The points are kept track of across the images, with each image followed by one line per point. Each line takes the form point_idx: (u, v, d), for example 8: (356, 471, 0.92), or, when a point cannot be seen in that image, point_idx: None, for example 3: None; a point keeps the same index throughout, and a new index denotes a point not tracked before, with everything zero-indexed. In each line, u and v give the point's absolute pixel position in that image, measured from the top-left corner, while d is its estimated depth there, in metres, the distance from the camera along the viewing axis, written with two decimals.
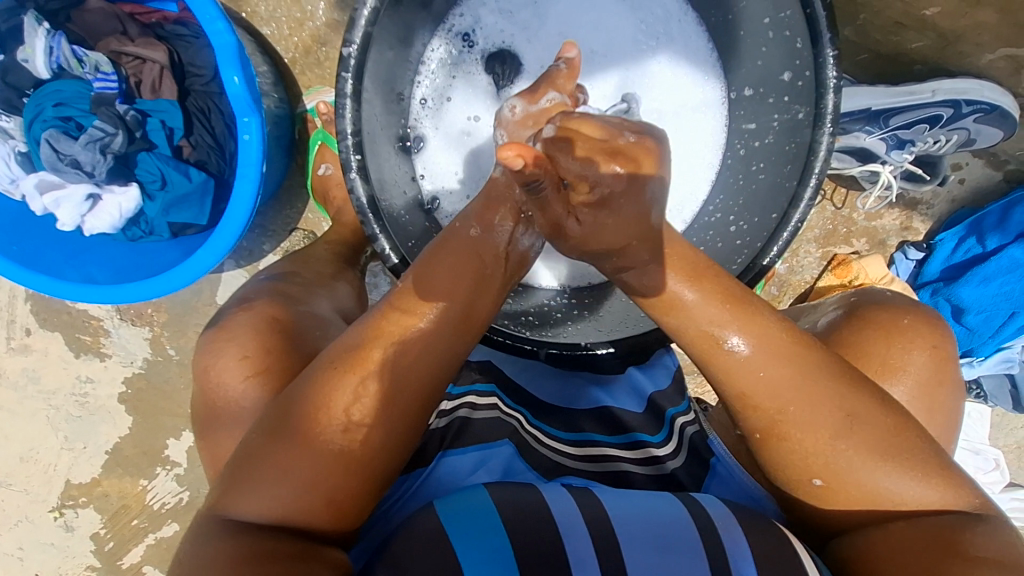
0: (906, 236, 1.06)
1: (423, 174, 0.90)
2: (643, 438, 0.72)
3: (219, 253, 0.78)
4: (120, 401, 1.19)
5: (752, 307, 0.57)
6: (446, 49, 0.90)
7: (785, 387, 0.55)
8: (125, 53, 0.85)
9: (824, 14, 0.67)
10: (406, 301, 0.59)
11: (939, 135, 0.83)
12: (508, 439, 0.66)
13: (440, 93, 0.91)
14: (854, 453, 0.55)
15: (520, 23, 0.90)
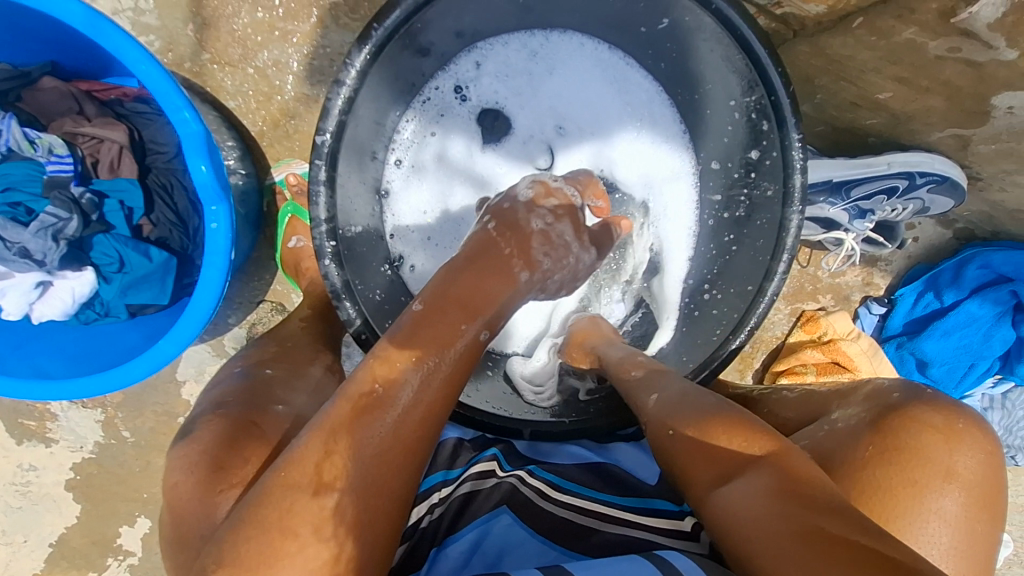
0: (868, 291, 1.10)
1: (393, 235, 0.87)
2: (666, 508, 0.68)
3: (183, 342, 0.74)
4: (68, 488, 1.10)
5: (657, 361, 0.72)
6: (428, 112, 0.88)
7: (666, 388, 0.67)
8: (81, 133, 0.80)
9: (789, 102, 0.70)
10: (380, 370, 0.55)
11: (897, 204, 0.88)
12: (507, 508, 0.67)
13: (419, 155, 0.89)
14: (701, 424, 0.59)
15: (510, 91, 0.90)
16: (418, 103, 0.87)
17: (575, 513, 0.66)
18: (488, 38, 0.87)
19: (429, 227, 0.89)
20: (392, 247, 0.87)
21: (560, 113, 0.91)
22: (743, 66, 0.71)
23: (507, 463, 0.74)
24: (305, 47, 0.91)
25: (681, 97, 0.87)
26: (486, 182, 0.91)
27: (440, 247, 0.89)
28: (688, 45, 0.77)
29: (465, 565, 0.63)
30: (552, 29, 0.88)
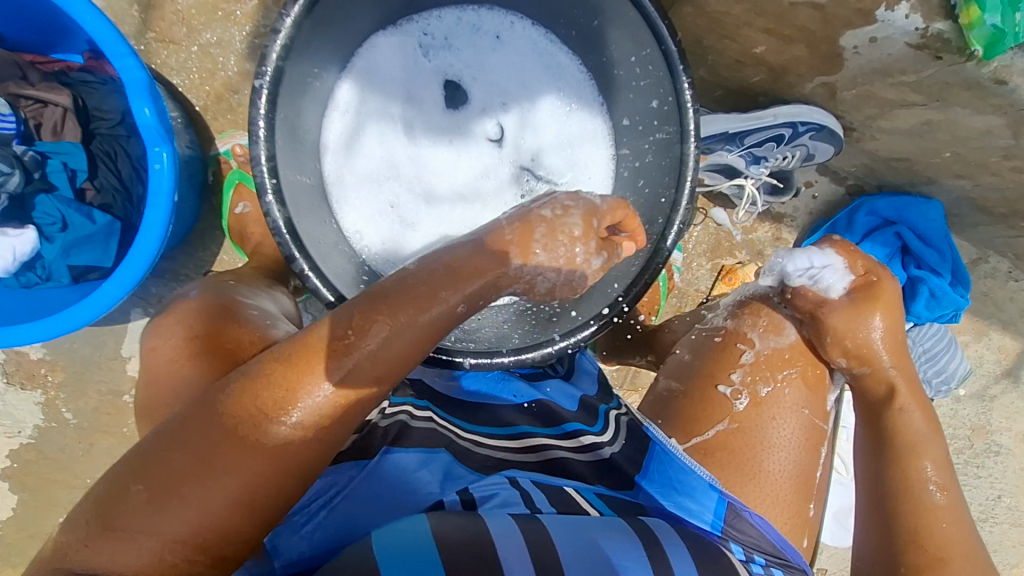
0: (778, 246, 1.22)
1: (334, 192, 0.94)
2: (580, 428, 0.76)
3: (128, 282, 0.76)
4: (4, 477, 1.07)
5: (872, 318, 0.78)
6: (376, 78, 0.97)
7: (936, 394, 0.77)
8: (25, 96, 0.83)
9: (676, 50, 0.80)
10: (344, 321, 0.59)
11: (786, 151, 0.98)
12: (446, 447, 0.69)
13: (358, 118, 0.96)
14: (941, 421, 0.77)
15: (442, 61, 0.99)
16: (360, 67, 0.95)
17: (513, 455, 0.71)
18: (422, 9, 0.97)
19: (368, 188, 0.97)
20: (333, 203, 0.93)
21: (501, 82, 1.00)
22: (636, 21, 0.82)
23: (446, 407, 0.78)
24: (246, 26, 0.98)
25: (592, 62, 0.97)
26: (426, 144, 0.99)
27: (379, 206, 0.97)
28: (591, 10, 0.88)
29: (415, 472, 0.65)
30: (487, 6, 0.98)
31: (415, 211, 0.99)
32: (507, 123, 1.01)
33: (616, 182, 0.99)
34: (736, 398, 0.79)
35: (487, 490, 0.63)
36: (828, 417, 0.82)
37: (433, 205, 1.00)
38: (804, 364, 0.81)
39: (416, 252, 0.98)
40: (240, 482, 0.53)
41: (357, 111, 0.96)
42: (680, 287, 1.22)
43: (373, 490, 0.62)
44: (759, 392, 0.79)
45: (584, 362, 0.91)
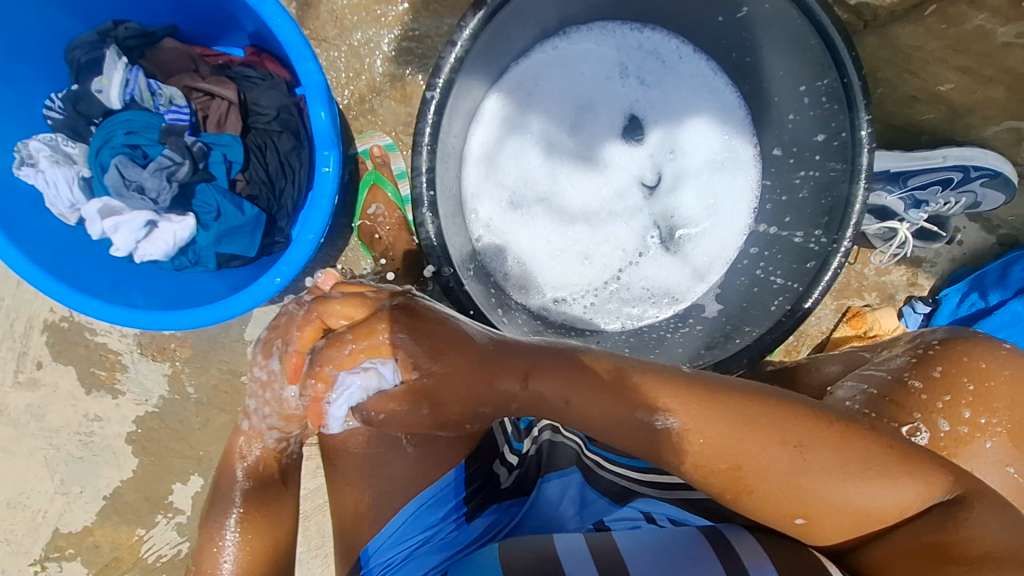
0: (912, 291, 1.15)
1: (467, 194, 0.94)
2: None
3: (291, 269, 0.77)
4: (128, 441, 1.13)
5: (760, 408, 0.58)
6: (526, 85, 0.96)
7: (725, 443, 0.57)
8: (197, 89, 0.87)
9: (859, 84, 0.75)
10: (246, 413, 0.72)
11: (950, 197, 0.92)
12: (576, 466, 0.72)
13: (502, 126, 0.95)
14: (820, 466, 0.56)
15: (598, 76, 0.97)
16: (513, 74, 0.94)
17: (643, 487, 0.69)
18: (589, 22, 0.96)
19: (501, 195, 0.96)
20: (467, 206, 0.93)
21: (653, 100, 0.98)
22: (818, 52, 0.76)
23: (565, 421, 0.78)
24: (396, 30, 1.00)
25: (748, 87, 0.93)
26: (565, 155, 0.97)
27: (507, 212, 0.96)
28: (760, 37, 0.84)
29: (562, 504, 0.69)
30: (651, 25, 0.96)
31: (542, 221, 0.97)
32: (653, 144, 0.98)
33: (759, 216, 0.95)
34: (915, 434, 0.68)
35: (626, 523, 0.66)
36: None
37: (561, 217, 0.98)
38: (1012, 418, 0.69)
39: (536, 263, 0.97)
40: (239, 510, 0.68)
41: (504, 115, 0.95)
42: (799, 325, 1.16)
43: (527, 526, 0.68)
44: (941, 430, 0.69)
45: None
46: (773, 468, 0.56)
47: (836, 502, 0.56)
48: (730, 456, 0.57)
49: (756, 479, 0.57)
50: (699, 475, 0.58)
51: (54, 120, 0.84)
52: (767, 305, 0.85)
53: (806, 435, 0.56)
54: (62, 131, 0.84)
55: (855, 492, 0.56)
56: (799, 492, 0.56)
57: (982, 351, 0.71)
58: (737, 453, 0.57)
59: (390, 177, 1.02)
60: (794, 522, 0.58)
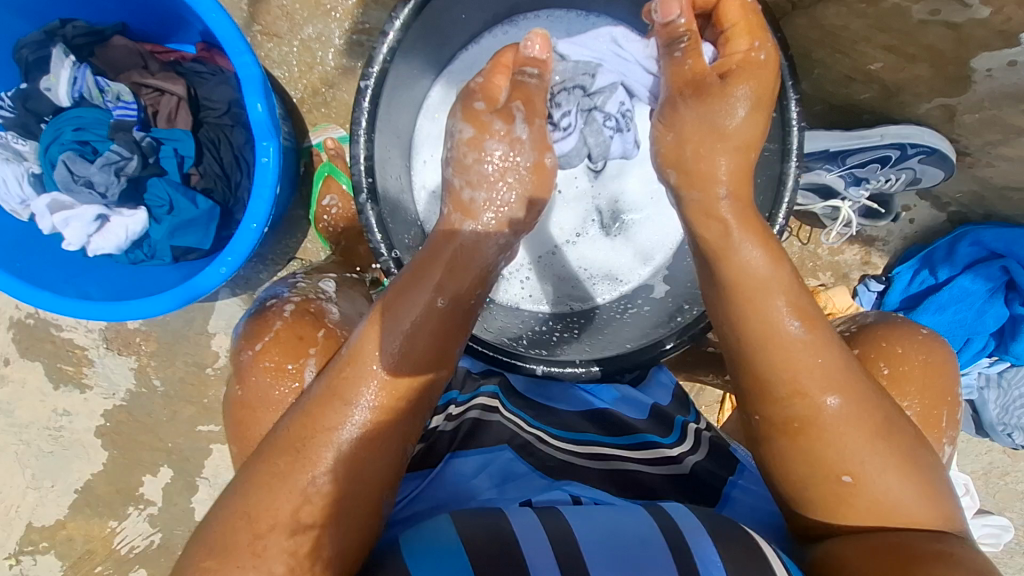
0: (866, 270, 1.16)
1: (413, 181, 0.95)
2: (653, 439, 0.78)
3: (236, 258, 0.79)
4: (97, 434, 1.15)
5: (860, 385, 0.66)
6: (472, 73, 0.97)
7: (837, 372, 0.65)
8: (146, 85, 0.89)
9: (787, 65, 0.77)
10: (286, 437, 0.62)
11: (890, 174, 0.94)
12: (508, 445, 0.74)
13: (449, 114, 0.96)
14: (877, 459, 0.64)
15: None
16: (457, 62, 0.96)
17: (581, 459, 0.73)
18: (535, 10, 0.97)
19: None
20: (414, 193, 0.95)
21: None
22: None
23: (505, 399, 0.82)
24: (347, 22, 1.01)
25: None
26: None
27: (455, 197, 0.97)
28: None
29: (476, 475, 0.71)
30: (595, 13, 0.97)
31: None
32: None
33: None
34: None
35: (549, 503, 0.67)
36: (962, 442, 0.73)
37: None
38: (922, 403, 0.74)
39: None
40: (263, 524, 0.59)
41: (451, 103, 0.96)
42: None
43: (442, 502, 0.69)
44: None
45: (660, 374, 0.91)
46: (853, 428, 0.64)
47: (886, 481, 0.64)
48: (819, 373, 0.65)
49: (849, 418, 0.64)
50: (786, 390, 0.65)
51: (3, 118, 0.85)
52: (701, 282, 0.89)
53: (888, 412, 0.65)
54: (13, 129, 0.86)
55: (881, 474, 0.64)
56: (851, 460, 0.64)
57: (898, 335, 0.75)
58: (838, 396, 0.65)
59: (345, 169, 1.05)
60: (838, 481, 0.65)
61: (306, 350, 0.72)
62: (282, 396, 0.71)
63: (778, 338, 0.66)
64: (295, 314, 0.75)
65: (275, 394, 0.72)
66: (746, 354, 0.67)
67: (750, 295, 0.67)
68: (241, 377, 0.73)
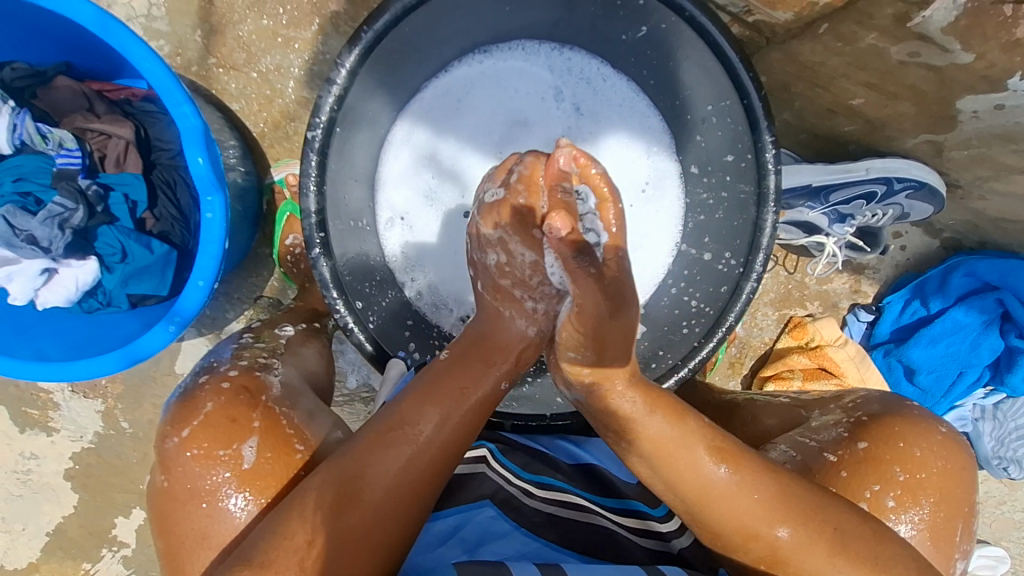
0: (855, 299, 1.12)
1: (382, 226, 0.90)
2: (642, 509, 0.72)
3: (185, 315, 0.76)
4: (66, 477, 1.13)
5: (791, 486, 0.60)
6: (439, 110, 0.90)
7: (773, 506, 0.58)
8: (91, 130, 0.85)
9: (761, 105, 0.73)
10: (353, 457, 0.61)
11: (877, 210, 0.89)
12: (491, 500, 0.69)
13: (415, 155, 0.90)
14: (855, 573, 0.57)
15: (527, 94, 0.90)
16: (428, 94, 0.89)
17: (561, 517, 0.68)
18: (509, 42, 0.89)
19: (419, 223, 0.91)
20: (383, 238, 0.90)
21: (577, 122, 0.90)
22: (716, 71, 0.74)
23: (500, 454, 0.76)
24: (306, 54, 0.97)
25: (663, 105, 0.88)
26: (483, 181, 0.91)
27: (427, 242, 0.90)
28: (667, 55, 0.80)
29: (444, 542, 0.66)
30: (569, 46, 0.89)
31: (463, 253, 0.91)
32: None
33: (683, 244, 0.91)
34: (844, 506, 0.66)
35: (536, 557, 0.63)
36: (959, 510, 0.68)
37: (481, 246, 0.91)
38: (932, 507, 0.66)
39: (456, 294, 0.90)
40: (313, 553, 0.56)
41: (420, 144, 0.90)
42: (741, 337, 1.14)
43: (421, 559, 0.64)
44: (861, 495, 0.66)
45: None
46: (813, 547, 0.58)
47: None
48: (757, 490, 0.59)
49: (794, 547, 0.58)
50: (739, 538, 0.60)
51: None
52: (677, 324, 0.86)
53: (839, 518, 0.58)
54: None
55: None
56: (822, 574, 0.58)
57: (919, 438, 0.68)
58: (787, 527, 0.58)
59: None
60: None
61: (240, 432, 0.67)
62: (215, 485, 0.65)
63: (710, 494, 0.59)
64: (227, 391, 0.71)
65: (205, 483, 0.66)
66: (676, 483, 0.61)
67: (676, 461, 0.60)
68: (167, 469, 0.68)
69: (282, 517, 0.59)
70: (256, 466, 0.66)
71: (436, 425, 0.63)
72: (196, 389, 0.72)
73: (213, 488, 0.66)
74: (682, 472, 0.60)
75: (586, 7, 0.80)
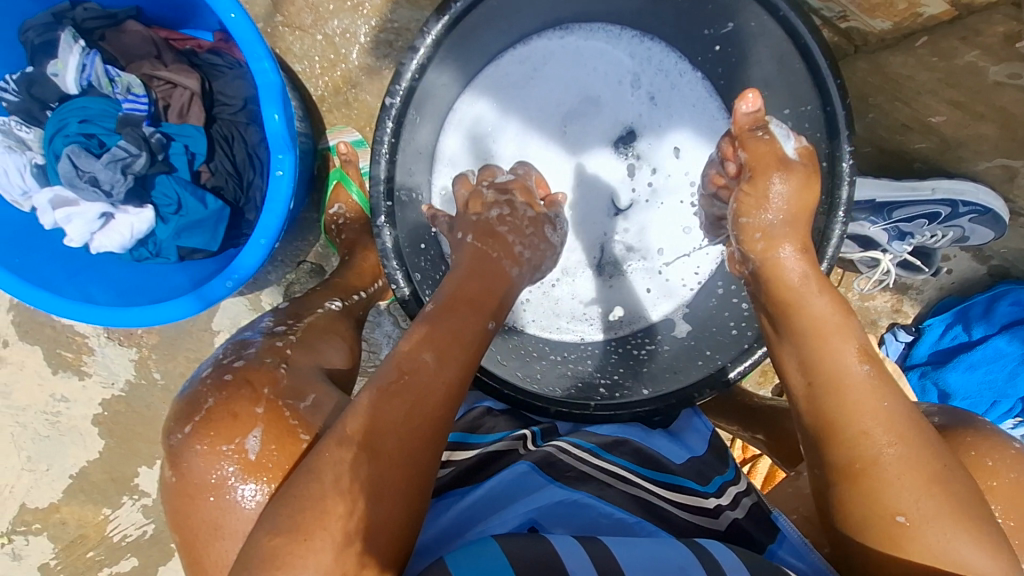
0: (895, 318, 1.11)
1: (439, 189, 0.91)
2: (691, 486, 0.72)
3: (243, 273, 0.76)
4: (94, 423, 1.13)
5: (920, 427, 0.59)
6: (514, 84, 0.91)
7: (899, 421, 0.58)
8: (157, 77, 0.84)
9: (844, 114, 0.71)
10: (360, 413, 0.57)
11: (937, 231, 0.88)
12: (525, 460, 0.69)
13: (482, 127, 0.91)
14: (942, 505, 0.55)
15: (607, 76, 0.91)
16: (505, 61, 0.90)
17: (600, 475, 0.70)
18: (590, 23, 0.89)
19: None
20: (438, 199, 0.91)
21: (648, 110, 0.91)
22: (802, 77, 0.72)
23: (542, 437, 0.77)
24: (374, 20, 0.95)
25: (733, 104, 0.88)
26: (545, 156, 0.92)
27: None
28: (748, 55, 0.79)
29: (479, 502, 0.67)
30: (649, 35, 0.89)
31: None
32: (639, 159, 0.92)
33: None
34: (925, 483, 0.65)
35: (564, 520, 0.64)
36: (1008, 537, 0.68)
37: None
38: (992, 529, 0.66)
39: None
40: (342, 508, 0.53)
41: (488, 115, 0.91)
42: None
43: (474, 511, 0.66)
44: None
45: (697, 420, 0.84)
46: (919, 465, 0.56)
47: (939, 532, 0.55)
48: (889, 399, 0.59)
49: (900, 461, 0.57)
50: (853, 435, 0.58)
51: (8, 102, 0.81)
52: (727, 327, 0.85)
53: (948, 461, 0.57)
54: (16, 114, 0.81)
55: (948, 531, 0.55)
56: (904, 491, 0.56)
57: (989, 446, 0.67)
58: (899, 444, 0.57)
59: (356, 177, 1.00)
60: (890, 522, 0.56)
61: (244, 425, 0.64)
62: (221, 479, 0.63)
63: (840, 384, 0.60)
64: (229, 385, 0.68)
65: (211, 478, 0.63)
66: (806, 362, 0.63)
67: (826, 345, 0.62)
68: (175, 464, 0.65)
69: (306, 482, 0.54)
70: (262, 457, 0.63)
71: (436, 365, 0.60)
72: (197, 388, 0.69)
73: (219, 483, 0.63)
74: (820, 359, 0.62)
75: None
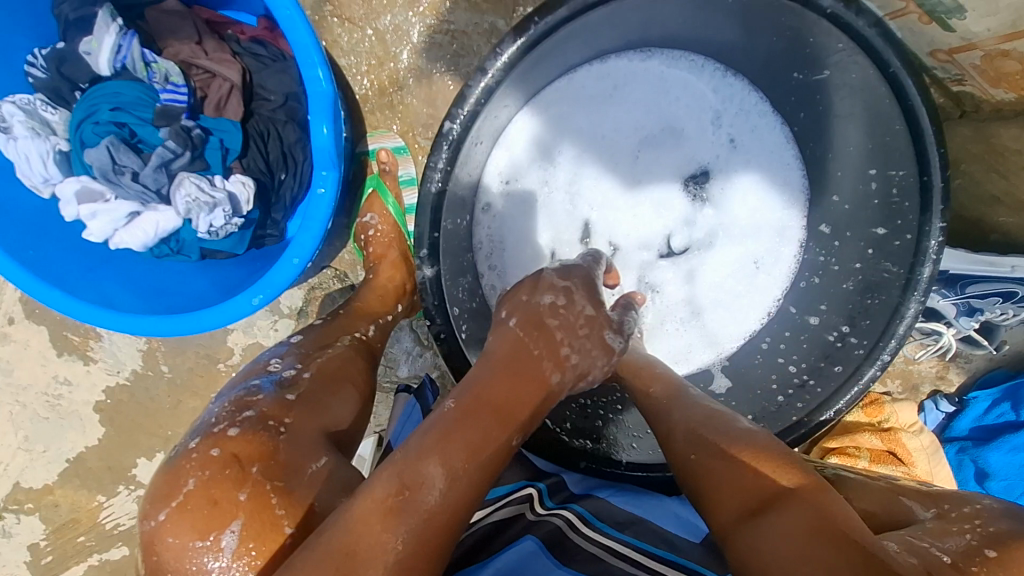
0: (939, 385, 1.06)
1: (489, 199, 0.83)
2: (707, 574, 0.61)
3: (272, 292, 0.71)
4: (96, 409, 1.09)
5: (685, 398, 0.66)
6: (586, 102, 0.84)
7: (665, 387, 0.69)
8: (197, 66, 0.78)
9: (941, 186, 0.65)
10: (347, 530, 0.45)
11: (1009, 309, 0.83)
12: (532, 535, 0.65)
13: (543, 140, 0.85)
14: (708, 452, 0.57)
15: (684, 107, 0.85)
16: (583, 74, 0.83)
17: (607, 552, 0.63)
18: (674, 50, 0.84)
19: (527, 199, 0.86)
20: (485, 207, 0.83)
21: (723, 148, 0.85)
22: (901, 140, 0.66)
23: (549, 499, 0.72)
24: (429, 19, 0.89)
25: (809, 152, 0.82)
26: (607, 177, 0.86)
27: (524, 227, 0.86)
28: (836, 106, 0.74)
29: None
30: (732, 70, 0.84)
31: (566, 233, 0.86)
32: (705, 200, 0.86)
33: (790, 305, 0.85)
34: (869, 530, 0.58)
35: None
36: None
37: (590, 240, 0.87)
38: None
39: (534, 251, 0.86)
40: None
41: (551, 133, 0.85)
42: None
43: None
44: None
45: None
46: (680, 418, 0.62)
47: (752, 475, 0.54)
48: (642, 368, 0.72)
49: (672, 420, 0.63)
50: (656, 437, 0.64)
51: (35, 78, 0.75)
52: (773, 393, 0.80)
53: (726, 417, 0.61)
54: (42, 91, 0.75)
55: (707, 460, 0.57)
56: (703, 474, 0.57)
57: None
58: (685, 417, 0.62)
59: (393, 188, 0.93)
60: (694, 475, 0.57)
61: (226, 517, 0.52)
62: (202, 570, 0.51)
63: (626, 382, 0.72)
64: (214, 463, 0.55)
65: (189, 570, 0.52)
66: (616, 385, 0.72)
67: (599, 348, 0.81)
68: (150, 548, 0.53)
69: None
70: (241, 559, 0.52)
71: (446, 481, 0.49)
72: (181, 459, 0.56)
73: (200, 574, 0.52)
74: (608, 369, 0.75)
75: (767, 37, 0.73)
